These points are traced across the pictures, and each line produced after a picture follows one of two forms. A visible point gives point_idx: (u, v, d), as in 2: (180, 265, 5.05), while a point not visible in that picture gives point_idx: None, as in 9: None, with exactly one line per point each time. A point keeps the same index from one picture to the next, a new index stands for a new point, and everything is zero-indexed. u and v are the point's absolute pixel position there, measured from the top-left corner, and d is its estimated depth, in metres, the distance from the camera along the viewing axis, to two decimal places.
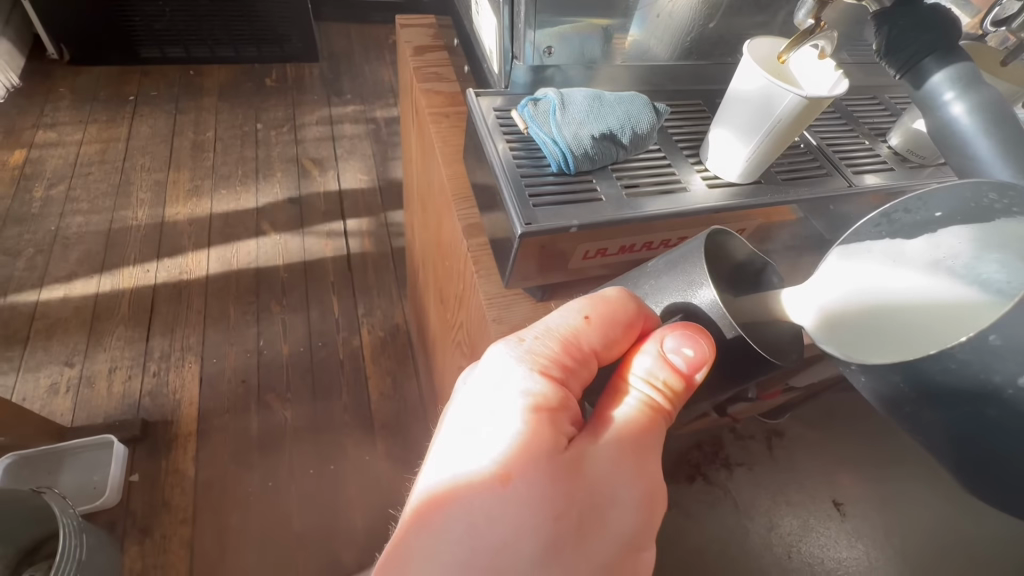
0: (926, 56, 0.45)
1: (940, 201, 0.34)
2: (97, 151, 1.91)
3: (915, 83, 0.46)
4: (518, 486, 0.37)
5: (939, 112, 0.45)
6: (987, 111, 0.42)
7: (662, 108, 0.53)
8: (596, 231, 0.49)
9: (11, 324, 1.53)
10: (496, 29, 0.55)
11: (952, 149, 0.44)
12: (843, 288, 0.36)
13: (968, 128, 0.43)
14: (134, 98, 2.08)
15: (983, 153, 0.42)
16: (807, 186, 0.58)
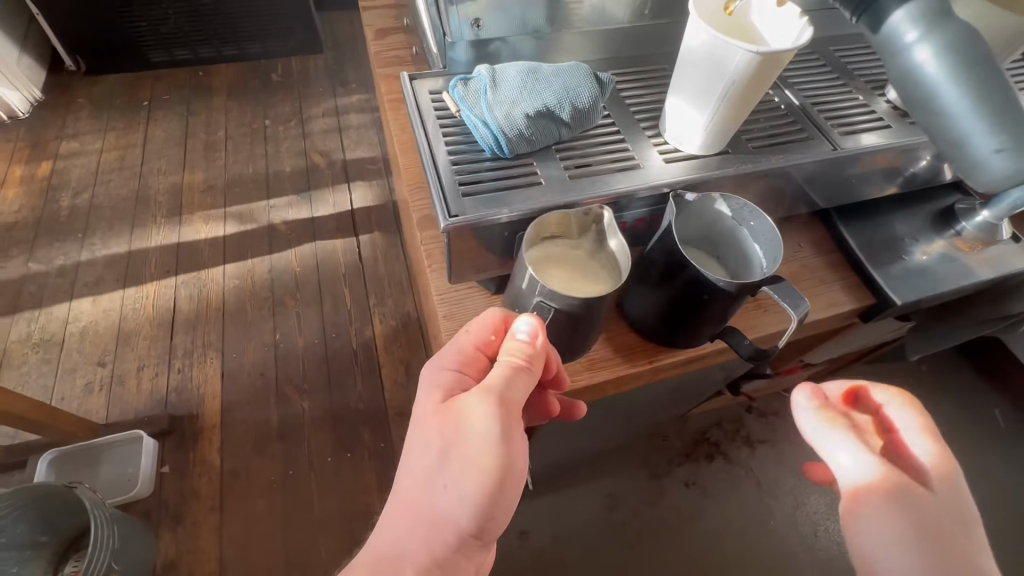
0: None
1: (761, 224, 0.48)
2: (117, 158, 1.97)
3: (873, 22, 0.42)
4: (416, 455, 0.46)
5: (903, 57, 0.41)
6: (957, 52, 0.39)
7: (607, 79, 0.49)
8: (537, 218, 0.46)
9: (47, 327, 1.62)
10: (428, 6, 0.52)
11: (918, 102, 0.41)
12: (689, 215, 0.49)
13: (938, 75, 0.39)
14: (147, 103, 2.13)
15: (953, 107, 0.39)
16: (785, 152, 0.53)
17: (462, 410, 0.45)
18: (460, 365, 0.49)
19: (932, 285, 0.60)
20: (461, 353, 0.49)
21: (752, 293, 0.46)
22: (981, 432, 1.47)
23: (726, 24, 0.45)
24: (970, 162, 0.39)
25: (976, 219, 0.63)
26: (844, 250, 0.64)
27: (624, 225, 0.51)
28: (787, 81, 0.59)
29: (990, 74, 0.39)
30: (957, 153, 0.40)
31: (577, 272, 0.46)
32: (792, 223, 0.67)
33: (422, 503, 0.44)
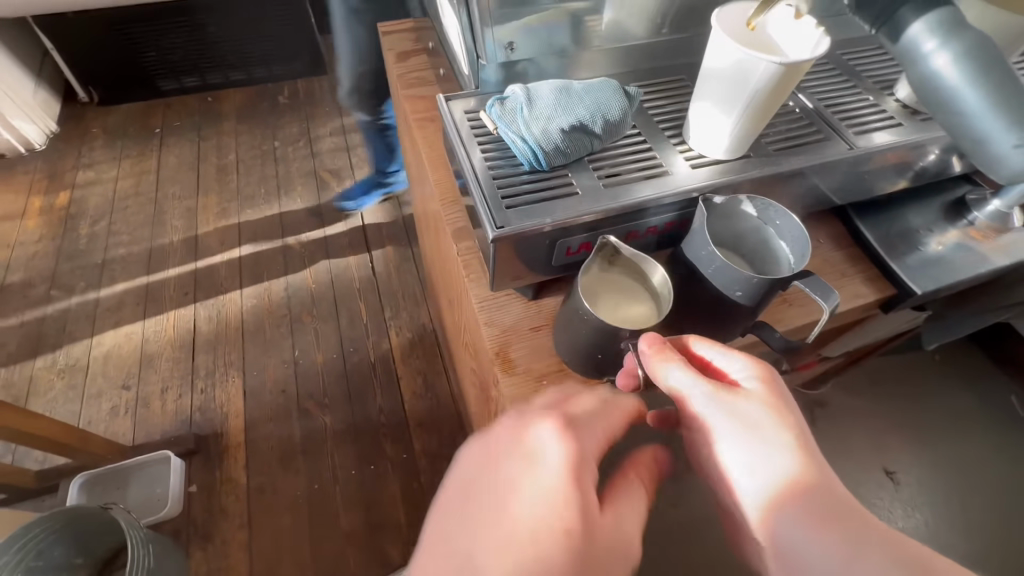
0: (903, 6, 0.46)
1: (787, 222, 0.50)
2: (132, 185, 2.02)
3: (893, 35, 0.47)
4: (537, 545, 0.38)
5: (923, 64, 0.46)
6: (974, 58, 0.43)
7: (634, 92, 0.52)
8: (575, 225, 0.48)
9: (72, 353, 1.65)
10: (459, 31, 0.55)
11: (940, 105, 0.46)
12: (718, 218, 0.52)
13: (957, 79, 0.44)
14: (160, 130, 2.18)
15: (973, 108, 0.44)
16: (802, 154, 0.55)
17: (607, 520, 0.42)
18: (596, 464, 0.45)
19: (950, 274, 0.62)
20: (600, 448, 0.45)
21: (784, 287, 0.48)
22: (997, 419, 1.49)
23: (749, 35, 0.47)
24: (990, 158, 0.44)
25: (987, 209, 0.66)
26: (863, 244, 0.66)
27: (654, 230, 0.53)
28: (800, 86, 0.62)
29: (1005, 75, 0.43)
30: (979, 151, 0.45)
31: (621, 299, 0.52)
32: (810, 220, 0.69)
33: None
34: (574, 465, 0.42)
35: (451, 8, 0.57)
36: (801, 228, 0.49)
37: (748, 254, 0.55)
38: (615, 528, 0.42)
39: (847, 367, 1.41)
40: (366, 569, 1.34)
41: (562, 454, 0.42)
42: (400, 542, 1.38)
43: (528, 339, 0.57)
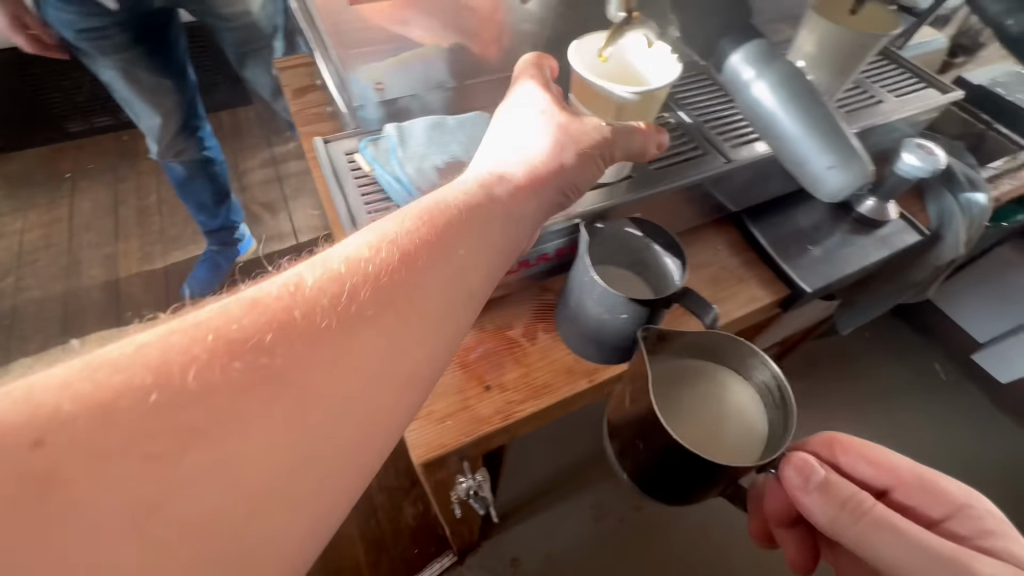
0: (723, 38, 0.50)
1: (663, 235, 0.52)
2: (41, 237, 1.87)
3: (719, 65, 0.50)
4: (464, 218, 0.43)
5: (745, 91, 0.49)
6: (783, 85, 0.47)
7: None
8: None
9: None
10: (336, 87, 0.59)
11: (765, 128, 0.48)
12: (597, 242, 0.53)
13: (772, 106, 0.47)
14: (70, 175, 2.02)
15: (791, 130, 0.47)
16: (683, 171, 0.57)
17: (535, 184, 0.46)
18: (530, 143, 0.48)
19: (835, 270, 0.66)
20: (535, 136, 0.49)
21: (668, 306, 0.49)
22: (926, 388, 1.58)
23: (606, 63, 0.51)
24: (810, 176, 0.47)
25: (866, 206, 0.70)
26: (756, 247, 0.69)
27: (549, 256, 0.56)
28: (679, 102, 0.64)
29: (811, 100, 0.47)
30: (801, 169, 0.48)
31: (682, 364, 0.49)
32: (709, 228, 0.71)
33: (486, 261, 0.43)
34: (548, 102, 0.49)
35: (327, 67, 0.61)
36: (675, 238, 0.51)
37: (636, 273, 0.56)
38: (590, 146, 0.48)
39: (783, 354, 1.47)
40: None
41: (539, 93, 0.50)
42: None
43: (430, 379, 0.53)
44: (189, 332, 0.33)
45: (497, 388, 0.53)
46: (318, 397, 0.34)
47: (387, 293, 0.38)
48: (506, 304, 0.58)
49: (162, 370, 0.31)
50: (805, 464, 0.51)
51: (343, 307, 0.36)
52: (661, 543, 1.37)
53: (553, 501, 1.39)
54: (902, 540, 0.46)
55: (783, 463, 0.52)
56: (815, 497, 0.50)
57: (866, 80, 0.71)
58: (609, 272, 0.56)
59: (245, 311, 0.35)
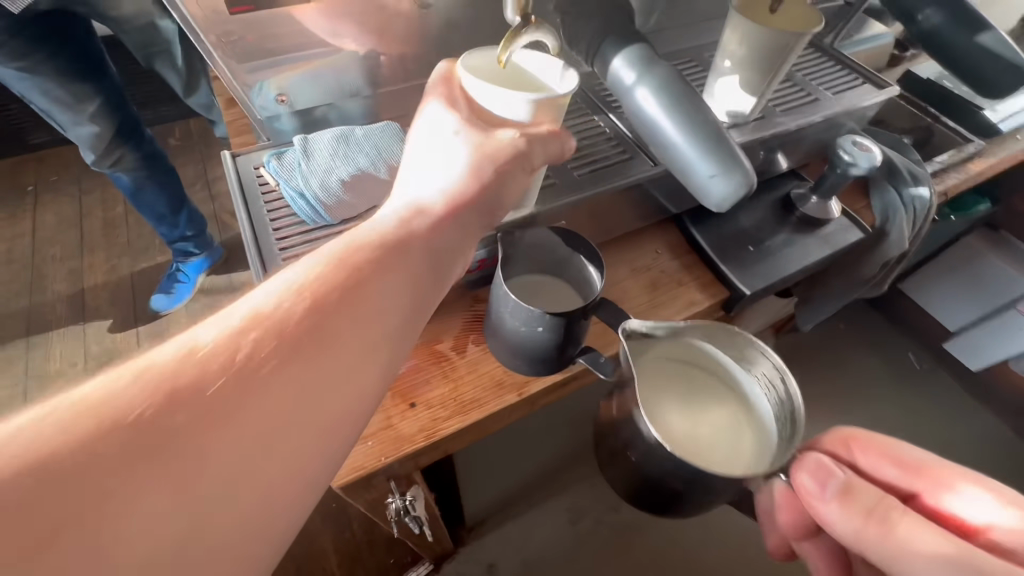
0: (605, 40, 0.47)
1: (580, 241, 0.52)
2: (2, 252, 1.79)
3: (603, 69, 0.47)
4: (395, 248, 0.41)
5: (629, 95, 0.45)
6: (667, 89, 0.44)
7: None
8: None
9: None
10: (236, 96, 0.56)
11: (652, 137, 0.45)
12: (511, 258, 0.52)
13: (654, 111, 0.44)
14: (32, 187, 1.94)
15: (676, 139, 0.43)
16: (609, 175, 0.56)
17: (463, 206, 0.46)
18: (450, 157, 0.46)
19: (775, 271, 0.65)
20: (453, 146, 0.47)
21: (586, 318, 0.48)
22: (899, 377, 1.59)
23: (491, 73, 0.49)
24: (697, 185, 0.44)
25: (810, 204, 0.70)
26: (697, 249, 0.68)
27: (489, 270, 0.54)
28: (610, 104, 0.62)
29: (697, 105, 0.44)
30: (688, 178, 0.45)
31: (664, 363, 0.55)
32: (651, 231, 0.70)
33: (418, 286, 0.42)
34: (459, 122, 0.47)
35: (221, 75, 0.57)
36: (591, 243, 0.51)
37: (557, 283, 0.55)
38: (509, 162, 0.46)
39: None
40: None
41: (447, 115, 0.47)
42: None
43: None
44: (87, 408, 0.30)
45: (422, 405, 0.51)
46: (252, 453, 0.32)
47: (297, 348, 0.35)
48: (436, 317, 0.57)
49: (56, 458, 0.28)
50: (821, 466, 0.45)
51: (251, 373, 0.33)
52: (638, 542, 1.36)
53: (529, 505, 1.38)
54: (926, 554, 0.40)
55: (797, 466, 0.46)
56: (834, 506, 0.44)
57: (802, 76, 0.70)
58: (526, 287, 0.54)
59: (144, 376, 0.32)
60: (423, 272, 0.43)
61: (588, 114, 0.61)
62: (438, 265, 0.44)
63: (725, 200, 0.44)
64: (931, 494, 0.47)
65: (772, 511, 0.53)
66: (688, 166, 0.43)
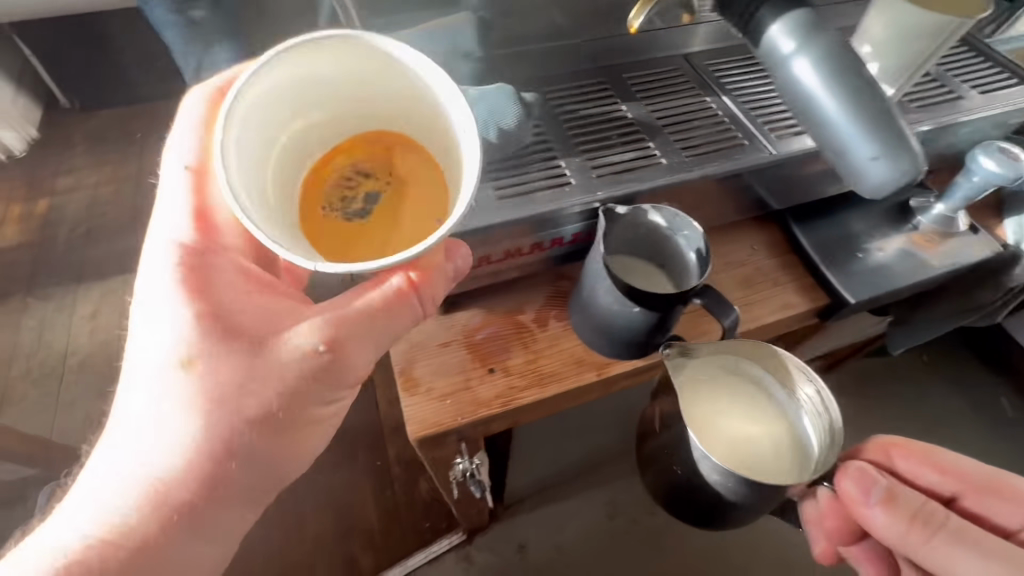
0: (762, 4, 0.41)
1: (686, 223, 0.50)
2: (112, 192, 1.96)
3: (754, 38, 0.42)
4: (165, 417, 0.41)
5: (784, 68, 0.41)
6: (831, 62, 0.39)
7: (530, 99, 0.52)
8: (463, 238, 0.47)
9: (47, 363, 1.63)
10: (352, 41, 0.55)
11: (805, 115, 0.40)
12: (617, 232, 0.51)
13: (815, 87, 0.39)
14: (140, 134, 2.10)
15: (839, 118, 0.39)
16: (719, 160, 0.53)
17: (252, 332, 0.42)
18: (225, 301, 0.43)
19: (886, 283, 0.59)
20: (231, 280, 0.44)
21: (685, 304, 0.46)
22: (986, 422, 1.45)
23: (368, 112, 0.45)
24: (851, 168, 0.40)
25: (932, 214, 0.64)
26: (799, 250, 0.63)
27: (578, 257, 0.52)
28: (724, 87, 0.59)
29: (864, 81, 0.39)
30: (841, 161, 0.40)
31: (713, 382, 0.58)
32: (747, 225, 0.66)
33: (207, 420, 0.42)
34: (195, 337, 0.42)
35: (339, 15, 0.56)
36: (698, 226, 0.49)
37: (655, 266, 0.54)
38: (288, 378, 0.42)
39: (830, 370, 1.37)
40: None
41: (181, 328, 0.42)
42: (371, 551, 1.29)
43: (433, 356, 0.52)
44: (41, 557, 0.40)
45: (500, 371, 0.51)
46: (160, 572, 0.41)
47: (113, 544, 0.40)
48: (519, 287, 0.56)
49: None
50: (862, 473, 0.50)
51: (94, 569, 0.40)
52: (673, 548, 1.33)
53: (567, 494, 1.37)
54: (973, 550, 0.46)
55: (839, 475, 0.51)
56: (877, 508, 0.50)
57: (944, 71, 0.63)
58: (626, 263, 0.53)
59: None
60: (203, 422, 0.42)
61: (699, 95, 0.58)
62: (242, 442, 0.42)
63: (882, 189, 0.39)
64: (970, 497, 0.58)
65: (817, 521, 0.56)
66: (847, 150, 0.39)
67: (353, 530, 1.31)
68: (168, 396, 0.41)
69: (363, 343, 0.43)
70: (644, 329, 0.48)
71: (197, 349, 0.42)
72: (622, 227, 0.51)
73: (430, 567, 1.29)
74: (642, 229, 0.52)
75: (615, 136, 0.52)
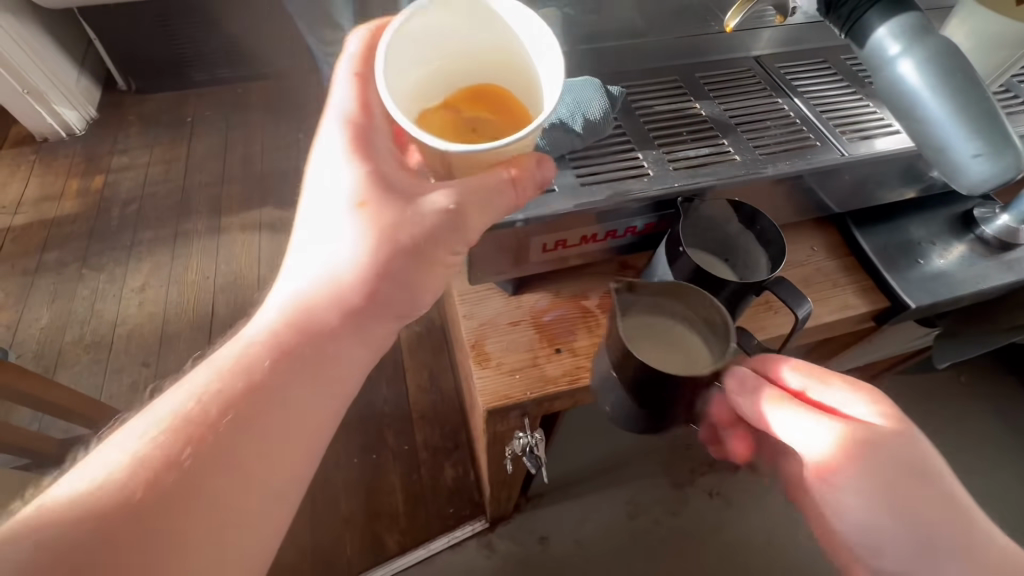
0: (868, 9, 0.43)
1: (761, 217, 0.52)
2: (162, 172, 2.04)
3: (858, 41, 0.44)
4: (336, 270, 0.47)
5: (888, 69, 0.42)
6: (938, 62, 0.40)
7: (616, 92, 0.54)
8: (546, 222, 0.50)
9: (97, 331, 1.71)
10: None
11: (906, 114, 0.42)
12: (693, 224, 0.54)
13: (918, 87, 0.40)
14: (190, 119, 2.18)
15: (939, 117, 0.40)
16: (791, 159, 0.54)
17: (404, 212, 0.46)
18: (389, 172, 0.48)
19: (946, 289, 0.60)
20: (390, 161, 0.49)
21: (758, 292, 0.49)
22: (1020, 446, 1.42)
23: (478, 49, 0.50)
24: (951, 165, 0.40)
25: (997, 225, 0.64)
26: (858, 254, 0.64)
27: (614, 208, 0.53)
28: (795, 89, 0.60)
29: (973, 79, 0.40)
30: (941, 158, 0.41)
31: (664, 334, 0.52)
32: (807, 226, 0.67)
33: (369, 282, 0.47)
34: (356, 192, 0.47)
35: None
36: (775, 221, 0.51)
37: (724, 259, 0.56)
38: (427, 227, 0.46)
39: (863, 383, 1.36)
40: (360, 562, 1.29)
41: (349, 182, 0.47)
42: (396, 531, 1.33)
43: (504, 333, 0.55)
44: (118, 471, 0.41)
45: (567, 352, 0.54)
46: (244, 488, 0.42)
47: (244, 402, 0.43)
48: (584, 274, 0.59)
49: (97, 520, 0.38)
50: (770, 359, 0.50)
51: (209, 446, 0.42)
52: (692, 549, 1.34)
53: (589, 490, 1.39)
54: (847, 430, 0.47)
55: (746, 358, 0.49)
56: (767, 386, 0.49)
57: (1015, 82, 0.64)
58: (700, 256, 0.55)
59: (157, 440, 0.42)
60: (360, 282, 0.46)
61: (770, 96, 0.59)
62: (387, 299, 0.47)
63: (978, 186, 0.40)
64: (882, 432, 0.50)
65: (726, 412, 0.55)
66: (950, 146, 0.40)
67: (381, 509, 1.35)
68: (336, 236, 0.47)
69: (488, 212, 0.46)
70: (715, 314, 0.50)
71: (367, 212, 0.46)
72: (700, 218, 0.53)
73: (452, 551, 1.31)
74: (716, 223, 0.54)
75: (688, 131, 0.54)
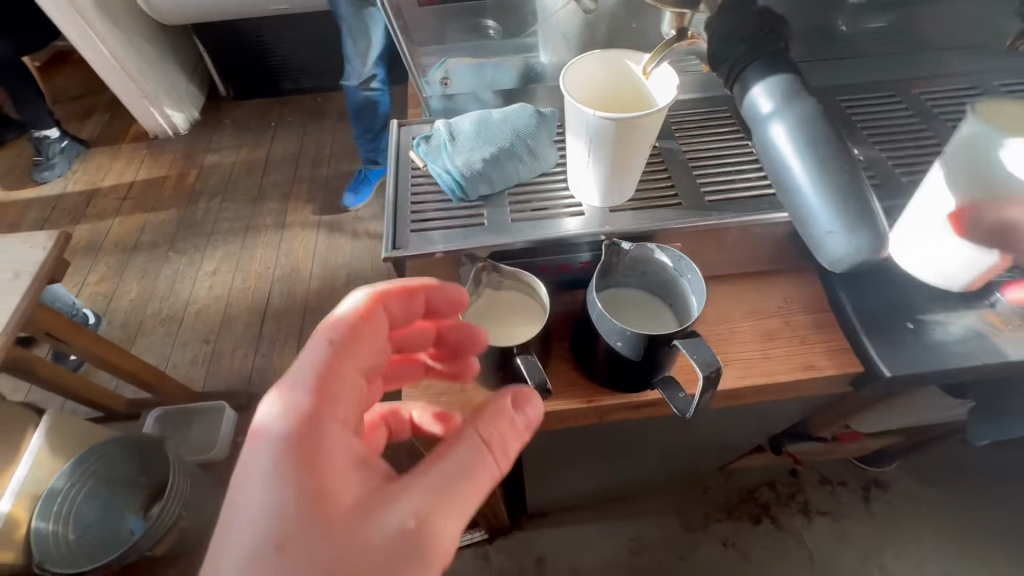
0: (748, 66, 0.46)
1: (687, 267, 0.50)
2: (244, 168, 2.27)
3: (742, 94, 0.46)
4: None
5: (764, 126, 0.44)
6: (804, 129, 0.42)
7: (549, 112, 0.57)
8: (464, 256, 0.52)
9: (174, 306, 1.87)
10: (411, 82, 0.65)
11: (776, 173, 0.44)
12: (612, 269, 0.53)
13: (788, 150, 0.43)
14: (274, 124, 2.41)
15: (801, 182, 0.42)
16: (741, 208, 0.52)
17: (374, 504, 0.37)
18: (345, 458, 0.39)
19: (939, 361, 0.53)
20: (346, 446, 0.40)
21: (671, 346, 0.47)
22: None
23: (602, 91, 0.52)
24: (813, 234, 0.42)
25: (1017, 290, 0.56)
26: (838, 312, 0.59)
27: (423, 320, 0.52)
28: None
29: (835, 147, 0.42)
30: (805, 226, 0.43)
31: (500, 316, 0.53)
32: (787, 276, 0.63)
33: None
34: (283, 436, 0.37)
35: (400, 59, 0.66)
36: (699, 276, 0.49)
37: (654, 302, 0.54)
38: (389, 521, 0.37)
39: (908, 448, 1.22)
40: None
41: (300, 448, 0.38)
42: None
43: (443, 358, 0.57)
44: None
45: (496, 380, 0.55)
46: None
47: None
48: None
49: None
50: None
51: None
52: None
53: (591, 518, 1.36)
54: None
55: None
56: None
57: None
58: (623, 298, 0.54)
59: None
60: None
61: (738, 137, 0.57)
62: None
63: (843, 259, 0.41)
64: None
65: None
66: (811, 217, 0.41)
67: None
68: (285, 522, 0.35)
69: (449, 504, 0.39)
70: (623, 365, 0.49)
71: (318, 504, 0.36)
72: (621, 264, 0.53)
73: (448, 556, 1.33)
74: (636, 268, 0.53)
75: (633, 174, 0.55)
